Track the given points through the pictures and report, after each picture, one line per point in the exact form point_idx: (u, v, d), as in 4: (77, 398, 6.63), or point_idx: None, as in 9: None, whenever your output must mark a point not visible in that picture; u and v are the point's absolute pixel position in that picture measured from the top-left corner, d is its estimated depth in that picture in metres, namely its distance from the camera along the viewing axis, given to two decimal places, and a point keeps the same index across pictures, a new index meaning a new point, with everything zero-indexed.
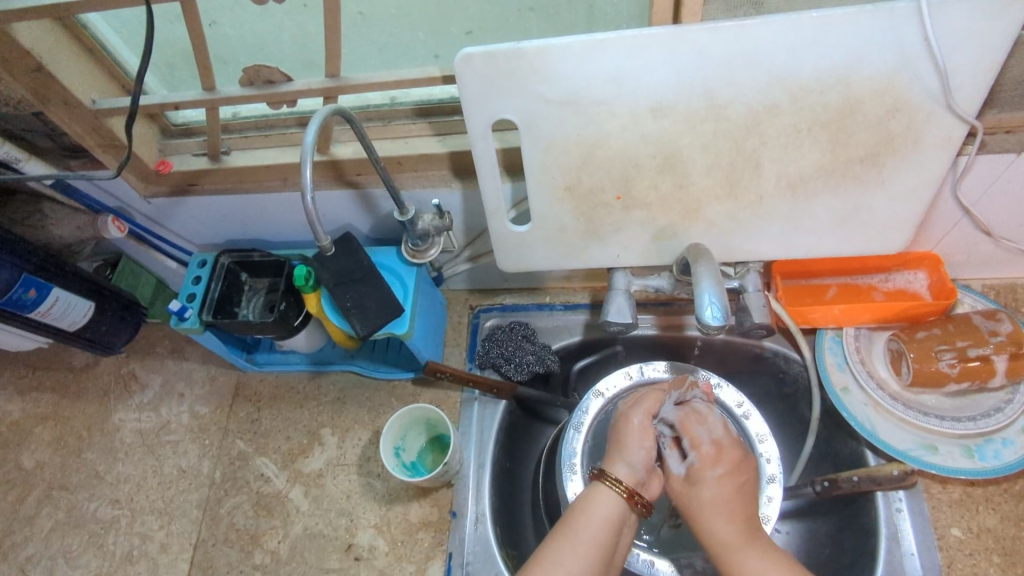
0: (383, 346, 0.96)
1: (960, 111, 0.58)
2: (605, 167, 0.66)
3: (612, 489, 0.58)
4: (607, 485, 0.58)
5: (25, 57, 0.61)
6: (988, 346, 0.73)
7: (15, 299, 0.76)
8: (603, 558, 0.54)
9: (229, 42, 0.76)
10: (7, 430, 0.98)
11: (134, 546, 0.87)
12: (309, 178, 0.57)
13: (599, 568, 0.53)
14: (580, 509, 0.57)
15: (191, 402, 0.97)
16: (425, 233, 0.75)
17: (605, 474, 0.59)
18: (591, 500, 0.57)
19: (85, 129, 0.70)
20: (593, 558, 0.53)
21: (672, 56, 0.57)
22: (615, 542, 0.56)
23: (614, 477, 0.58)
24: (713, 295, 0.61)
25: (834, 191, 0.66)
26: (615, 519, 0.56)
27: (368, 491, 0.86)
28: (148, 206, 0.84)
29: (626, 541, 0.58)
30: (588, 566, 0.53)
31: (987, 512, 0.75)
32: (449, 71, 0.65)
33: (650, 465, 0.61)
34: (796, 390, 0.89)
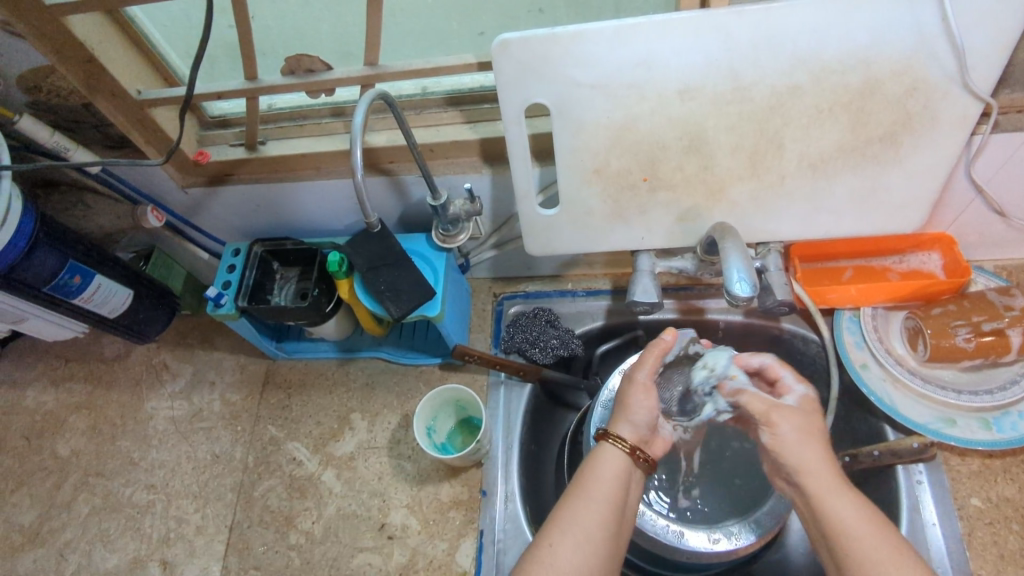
0: (410, 332, 0.98)
1: (976, 89, 0.60)
2: (633, 149, 0.68)
3: (615, 447, 0.59)
4: (612, 444, 0.60)
5: (79, 49, 0.63)
6: (1003, 320, 0.76)
7: (61, 285, 0.81)
8: (615, 511, 0.55)
9: (271, 39, 0.80)
10: (42, 419, 1.00)
11: (170, 529, 0.89)
12: (359, 160, 0.60)
13: (611, 521, 0.54)
14: (586, 469, 0.58)
15: (223, 389, 0.99)
16: (457, 218, 0.78)
17: (608, 435, 0.60)
18: (594, 460, 0.59)
19: (130, 119, 0.72)
20: (605, 511, 0.55)
21: (700, 40, 0.60)
22: (623, 495, 0.57)
23: (617, 436, 0.60)
24: (741, 270, 0.63)
25: (854, 169, 0.68)
26: (620, 473, 0.58)
27: (399, 473, 0.88)
28: (185, 197, 0.86)
29: (634, 495, 0.59)
30: (602, 519, 0.54)
31: (1005, 483, 0.77)
32: (483, 58, 0.68)
33: (653, 423, 0.63)
34: (814, 371, 0.92)
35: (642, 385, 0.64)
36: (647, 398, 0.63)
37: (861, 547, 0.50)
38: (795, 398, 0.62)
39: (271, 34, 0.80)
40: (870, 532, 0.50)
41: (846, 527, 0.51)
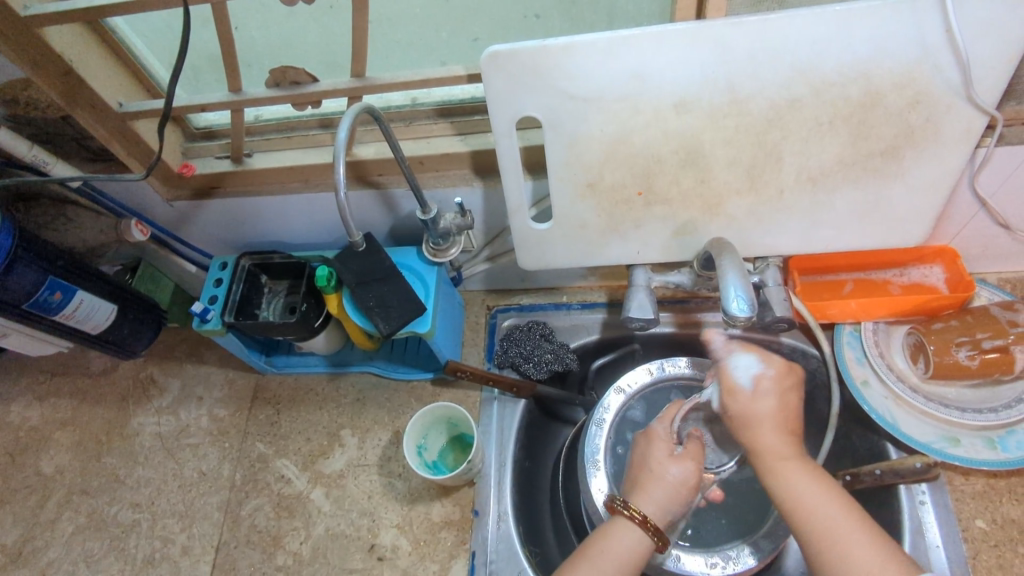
0: (402, 347, 0.96)
1: (980, 102, 0.59)
2: (628, 162, 0.66)
3: (644, 534, 0.58)
4: (641, 529, 0.58)
5: (57, 61, 0.62)
6: (1008, 337, 0.74)
7: (41, 302, 0.79)
8: None
9: (255, 49, 0.78)
10: (25, 436, 0.98)
11: (156, 549, 0.87)
12: (342, 176, 0.58)
13: None
14: (606, 544, 0.57)
15: (210, 405, 0.97)
16: (447, 231, 0.76)
17: (638, 512, 0.59)
18: (614, 534, 0.58)
19: (111, 132, 0.71)
20: None
21: (696, 52, 0.58)
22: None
23: (649, 521, 0.59)
24: (739, 288, 0.61)
25: (855, 183, 0.66)
26: (638, 554, 0.57)
27: (390, 492, 0.86)
28: (170, 209, 0.85)
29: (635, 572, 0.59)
30: None
31: (1011, 504, 0.76)
32: (473, 69, 0.66)
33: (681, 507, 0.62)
34: (814, 386, 0.89)
35: (687, 463, 0.63)
36: (685, 482, 0.62)
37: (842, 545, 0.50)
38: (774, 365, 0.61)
39: (256, 44, 0.78)
40: (844, 519, 0.51)
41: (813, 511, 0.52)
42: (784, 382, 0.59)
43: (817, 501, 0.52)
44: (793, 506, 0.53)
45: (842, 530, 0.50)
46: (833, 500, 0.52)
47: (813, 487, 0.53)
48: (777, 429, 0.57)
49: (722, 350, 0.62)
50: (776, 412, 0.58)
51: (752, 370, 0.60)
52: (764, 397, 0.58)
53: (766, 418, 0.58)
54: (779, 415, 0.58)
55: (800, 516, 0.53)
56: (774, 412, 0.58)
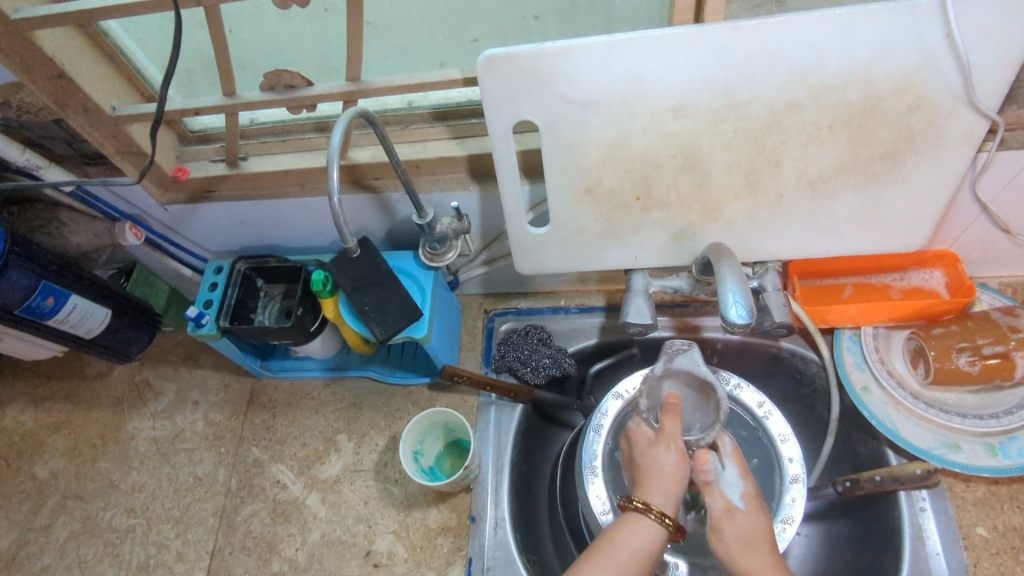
0: (399, 350, 0.95)
1: (981, 106, 0.58)
2: (626, 167, 0.66)
3: (655, 523, 0.57)
4: (651, 520, 0.57)
5: (49, 65, 0.61)
6: (1009, 343, 0.73)
7: (33, 306, 0.78)
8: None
9: (250, 51, 0.78)
10: (20, 440, 0.97)
11: (150, 555, 0.86)
12: (336, 181, 0.57)
13: None
14: (617, 540, 0.56)
15: (206, 409, 0.96)
16: (444, 236, 0.75)
17: (646, 503, 0.57)
18: (623, 528, 0.57)
19: (104, 136, 0.70)
20: None
21: (694, 56, 0.58)
22: (649, 572, 0.55)
23: (658, 510, 0.57)
24: (738, 294, 0.60)
25: (855, 188, 0.66)
26: (652, 543, 0.56)
27: (386, 497, 0.86)
28: (165, 213, 0.84)
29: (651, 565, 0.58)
30: None
31: (1012, 511, 0.75)
32: (470, 73, 0.65)
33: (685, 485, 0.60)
34: (813, 391, 0.89)
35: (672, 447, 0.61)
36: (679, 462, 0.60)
37: None
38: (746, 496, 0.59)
39: (250, 46, 0.78)
40: None
41: None
42: (754, 508, 0.59)
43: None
44: None
45: None
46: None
47: None
48: (761, 550, 0.56)
49: (711, 471, 0.60)
50: (761, 542, 0.56)
51: (738, 489, 0.60)
52: (748, 526, 0.57)
53: (749, 545, 0.56)
54: (767, 539, 0.57)
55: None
56: (759, 540, 0.56)
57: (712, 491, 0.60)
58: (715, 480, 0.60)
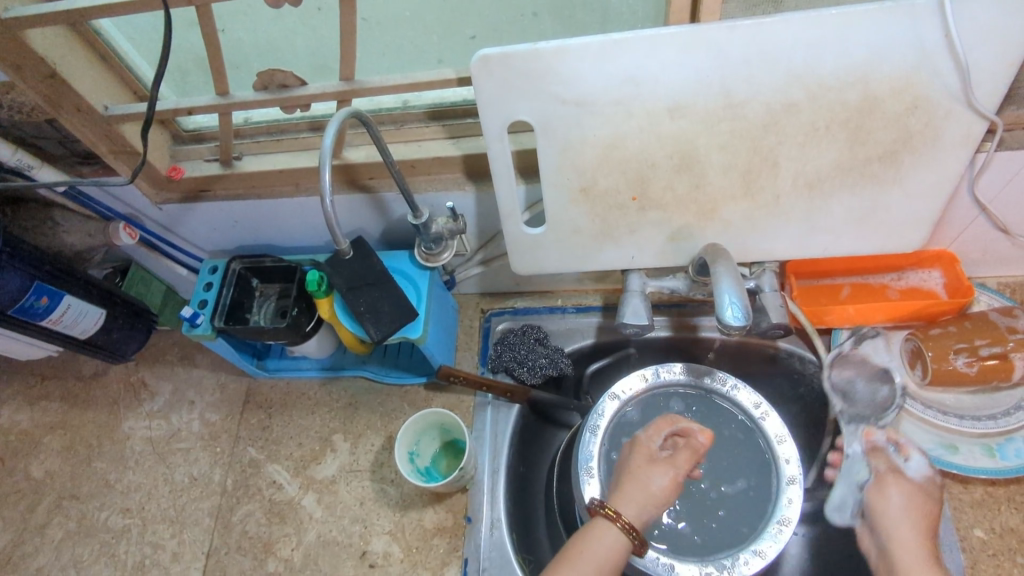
0: (395, 350, 0.95)
1: (979, 108, 0.58)
2: (622, 167, 0.65)
3: (622, 534, 0.57)
4: (618, 529, 0.58)
5: (40, 64, 0.60)
6: (1007, 344, 0.73)
7: (26, 307, 0.78)
8: None
9: (243, 50, 0.77)
10: (16, 440, 0.97)
11: (146, 555, 0.86)
12: (328, 182, 0.57)
13: None
14: (582, 547, 0.56)
15: (202, 409, 0.96)
16: (439, 236, 0.75)
17: (616, 514, 0.58)
18: (592, 536, 0.57)
19: (97, 135, 0.70)
20: None
21: (690, 57, 0.57)
22: None
23: (626, 521, 0.58)
24: (734, 296, 0.60)
25: (853, 189, 0.65)
26: (617, 553, 0.57)
27: (382, 498, 0.85)
28: (160, 213, 0.84)
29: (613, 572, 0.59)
30: None
31: (1009, 512, 0.75)
32: (464, 72, 0.65)
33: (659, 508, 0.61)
34: (810, 391, 0.88)
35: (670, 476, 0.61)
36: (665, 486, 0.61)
37: None
38: (920, 468, 0.68)
39: (243, 45, 0.77)
40: None
41: None
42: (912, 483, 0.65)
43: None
44: None
45: None
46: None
47: None
48: (919, 518, 0.62)
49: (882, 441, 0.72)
50: (921, 514, 0.62)
51: (922, 468, 0.68)
52: (911, 495, 0.64)
53: (904, 516, 0.62)
54: (929, 511, 0.63)
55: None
56: (915, 511, 0.62)
57: (885, 458, 0.69)
58: (890, 455, 0.70)
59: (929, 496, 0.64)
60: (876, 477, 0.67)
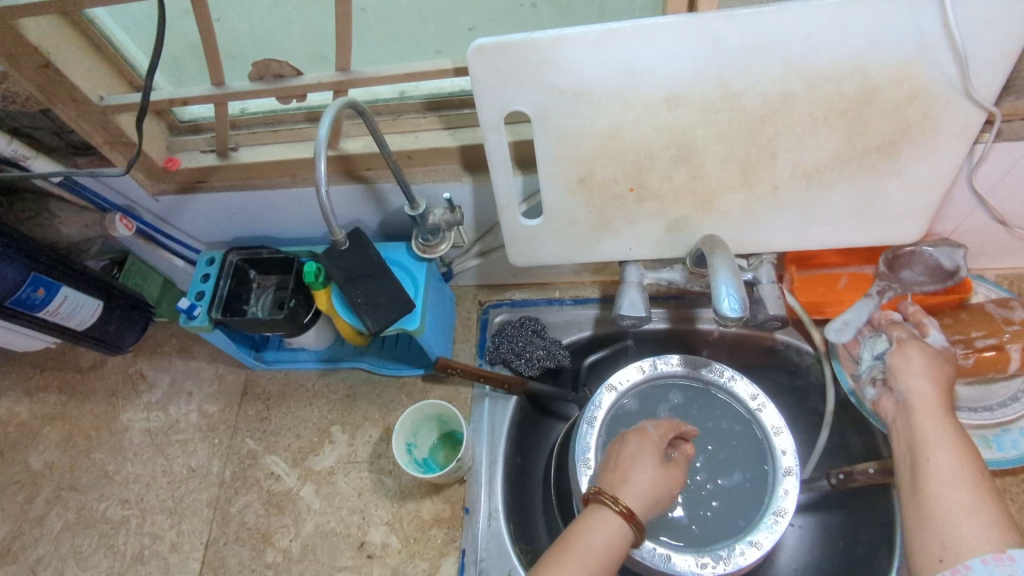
0: (393, 342, 0.95)
1: (978, 98, 0.57)
2: (619, 158, 0.65)
3: (622, 523, 0.57)
4: (620, 518, 0.57)
5: (34, 55, 0.60)
6: (1003, 335, 0.73)
7: (23, 298, 0.78)
8: None
9: (239, 41, 0.77)
10: (14, 431, 0.97)
11: (145, 546, 0.87)
12: (324, 172, 0.57)
13: None
14: (583, 534, 0.55)
15: (200, 400, 0.96)
16: (437, 227, 0.74)
17: (618, 501, 0.57)
18: (594, 526, 0.56)
19: (92, 126, 0.69)
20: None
21: (688, 46, 0.57)
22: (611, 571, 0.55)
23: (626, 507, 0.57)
24: (731, 287, 0.60)
25: (851, 180, 0.65)
26: (618, 548, 0.56)
27: (380, 489, 0.86)
28: (156, 204, 0.84)
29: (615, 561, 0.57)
30: None
31: (1004, 503, 0.75)
32: (461, 62, 0.64)
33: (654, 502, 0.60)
34: (807, 383, 0.89)
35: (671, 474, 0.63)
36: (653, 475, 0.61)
37: (945, 504, 0.51)
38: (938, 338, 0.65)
39: (239, 35, 0.77)
40: (964, 484, 0.51)
41: (934, 468, 0.52)
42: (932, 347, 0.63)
43: (944, 443, 0.54)
44: (924, 469, 0.53)
45: (946, 489, 0.51)
46: (958, 447, 0.53)
47: (944, 440, 0.54)
48: (938, 377, 0.60)
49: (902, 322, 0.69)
50: (940, 374, 0.60)
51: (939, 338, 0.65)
52: (930, 357, 0.62)
53: (924, 373, 0.60)
54: (945, 375, 0.61)
55: (930, 458, 0.54)
56: (936, 371, 0.61)
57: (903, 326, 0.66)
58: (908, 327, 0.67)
59: (944, 359, 0.62)
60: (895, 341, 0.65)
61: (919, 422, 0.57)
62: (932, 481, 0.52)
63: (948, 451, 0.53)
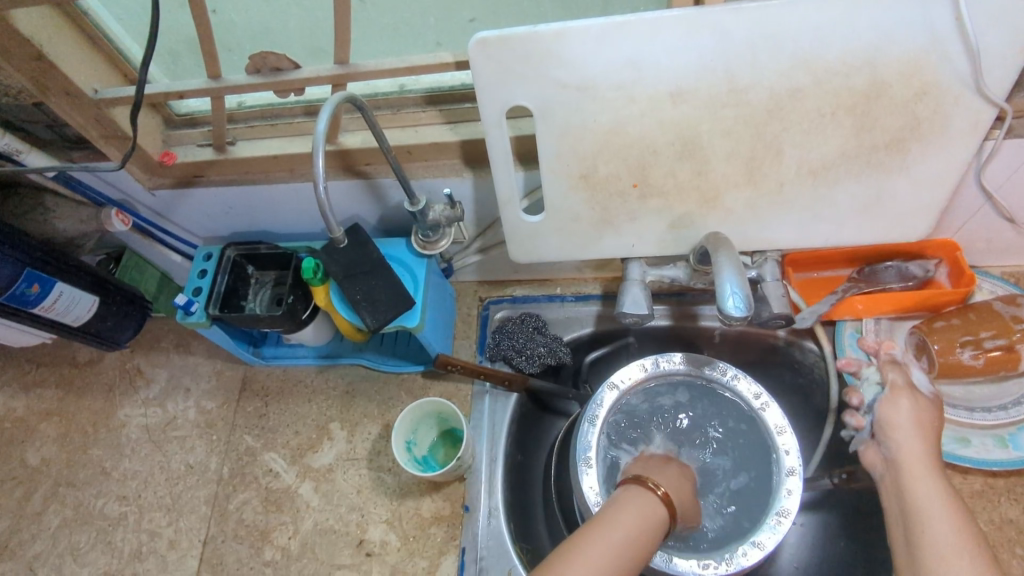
0: (392, 338, 0.94)
1: (989, 94, 0.56)
2: (623, 154, 0.64)
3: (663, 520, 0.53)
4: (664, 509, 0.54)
5: (27, 47, 0.59)
6: (1015, 335, 0.71)
7: (18, 294, 0.77)
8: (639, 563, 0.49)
9: (236, 33, 0.76)
10: (11, 426, 0.96)
11: (143, 542, 0.86)
12: (322, 167, 0.56)
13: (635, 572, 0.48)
14: (635, 515, 0.51)
15: (198, 396, 0.95)
16: (437, 223, 0.73)
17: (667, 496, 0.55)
18: (643, 510, 0.52)
19: (87, 119, 0.68)
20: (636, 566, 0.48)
21: (693, 40, 0.56)
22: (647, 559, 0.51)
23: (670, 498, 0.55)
24: (735, 286, 0.59)
25: (858, 177, 0.64)
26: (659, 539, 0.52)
27: (379, 486, 0.85)
28: (153, 199, 0.82)
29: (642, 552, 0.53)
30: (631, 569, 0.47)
31: (1009, 503, 0.75)
32: (462, 55, 0.63)
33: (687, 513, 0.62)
34: (810, 381, 0.88)
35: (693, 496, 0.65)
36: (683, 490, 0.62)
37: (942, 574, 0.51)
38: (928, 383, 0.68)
39: (236, 28, 0.76)
40: (958, 550, 0.52)
41: (928, 535, 0.54)
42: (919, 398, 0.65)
43: (937, 510, 0.55)
44: (916, 537, 0.54)
45: (941, 557, 0.52)
46: (953, 516, 0.54)
47: (936, 504, 0.56)
48: (926, 429, 0.62)
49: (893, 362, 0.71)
50: (928, 427, 0.63)
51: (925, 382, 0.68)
52: (920, 407, 0.64)
53: (912, 426, 0.62)
54: (932, 426, 0.63)
55: (924, 530, 0.54)
56: (923, 423, 0.63)
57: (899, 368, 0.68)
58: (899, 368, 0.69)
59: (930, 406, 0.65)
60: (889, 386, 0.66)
61: (907, 483, 0.59)
62: (926, 551, 0.53)
63: (940, 514, 0.55)
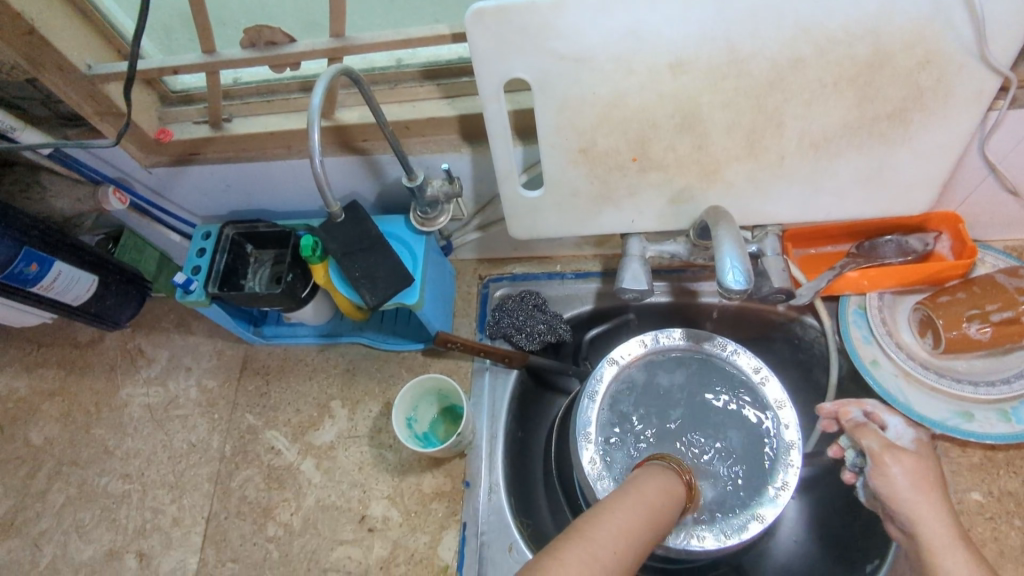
0: (393, 317, 0.94)
1: (995, 63, 0.55)
2: (623, 127, 0.63)
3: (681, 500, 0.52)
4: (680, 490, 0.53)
5: (17, 21, 0.58)
6: (1019, 307, 0.70)
7: (17, 274, 0.77)
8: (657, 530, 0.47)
9: (230, 8, 0.75)
10: (14, 406, 0.97)
11: (147, 519, 0.87)
12: (318, 143, 0.55)
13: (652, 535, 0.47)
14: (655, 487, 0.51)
15: (199, 375, 0.96)
16: (435, 200, 0.73)
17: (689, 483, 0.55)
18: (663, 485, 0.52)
19: (81, 96, 0.67)
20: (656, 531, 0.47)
21: (693, 9, 0.55)
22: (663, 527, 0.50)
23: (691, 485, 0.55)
24: (735, 260, 0.58)
25: (861, 149, 0.63)
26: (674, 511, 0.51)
27: (381, 463, 0.85)
28: (148, 176, 0.82)
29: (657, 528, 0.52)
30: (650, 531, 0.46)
31: (1008, 476, 0.75)
32: (459, 27, 0.62)
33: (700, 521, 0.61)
34: (811, 357, 0.88)
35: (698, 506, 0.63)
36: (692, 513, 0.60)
37: None
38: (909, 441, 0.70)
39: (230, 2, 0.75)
40: None
41: None
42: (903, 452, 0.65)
43: None
44: None
45: None
46: None
47: None
48: (930, 492, 0.62)
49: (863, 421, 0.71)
50: (926, 484, 0.63)
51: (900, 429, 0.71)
52: (913, 468, 0.64)
53: (915, 493, 0.62)
54: (929, 481, 0.63)
55: None
56: (919, 484, 0.63)
57: (869, 431, 0.67)
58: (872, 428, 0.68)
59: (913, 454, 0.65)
60: (869, 456, 0.66)
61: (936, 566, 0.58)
62: None
63: None
